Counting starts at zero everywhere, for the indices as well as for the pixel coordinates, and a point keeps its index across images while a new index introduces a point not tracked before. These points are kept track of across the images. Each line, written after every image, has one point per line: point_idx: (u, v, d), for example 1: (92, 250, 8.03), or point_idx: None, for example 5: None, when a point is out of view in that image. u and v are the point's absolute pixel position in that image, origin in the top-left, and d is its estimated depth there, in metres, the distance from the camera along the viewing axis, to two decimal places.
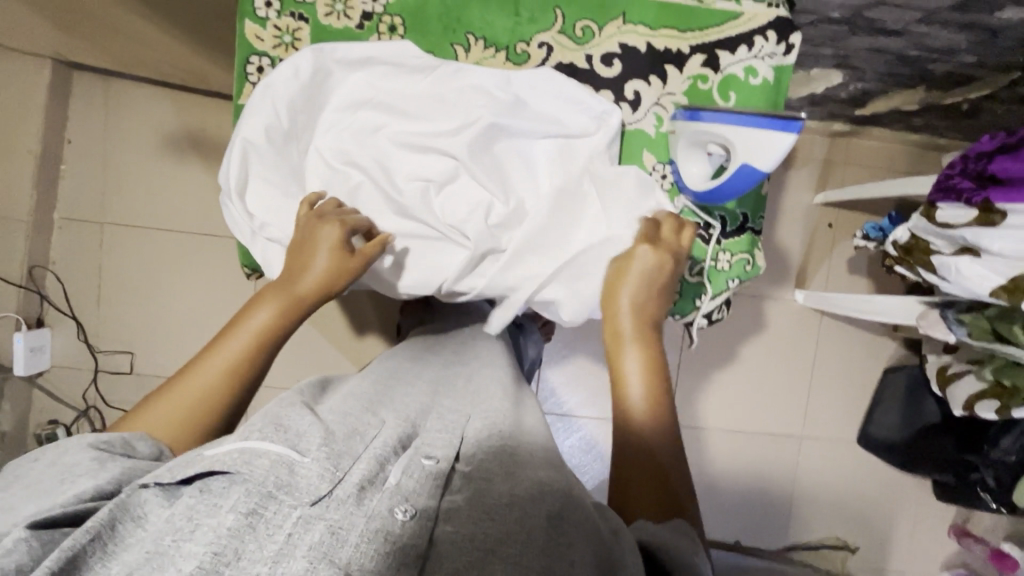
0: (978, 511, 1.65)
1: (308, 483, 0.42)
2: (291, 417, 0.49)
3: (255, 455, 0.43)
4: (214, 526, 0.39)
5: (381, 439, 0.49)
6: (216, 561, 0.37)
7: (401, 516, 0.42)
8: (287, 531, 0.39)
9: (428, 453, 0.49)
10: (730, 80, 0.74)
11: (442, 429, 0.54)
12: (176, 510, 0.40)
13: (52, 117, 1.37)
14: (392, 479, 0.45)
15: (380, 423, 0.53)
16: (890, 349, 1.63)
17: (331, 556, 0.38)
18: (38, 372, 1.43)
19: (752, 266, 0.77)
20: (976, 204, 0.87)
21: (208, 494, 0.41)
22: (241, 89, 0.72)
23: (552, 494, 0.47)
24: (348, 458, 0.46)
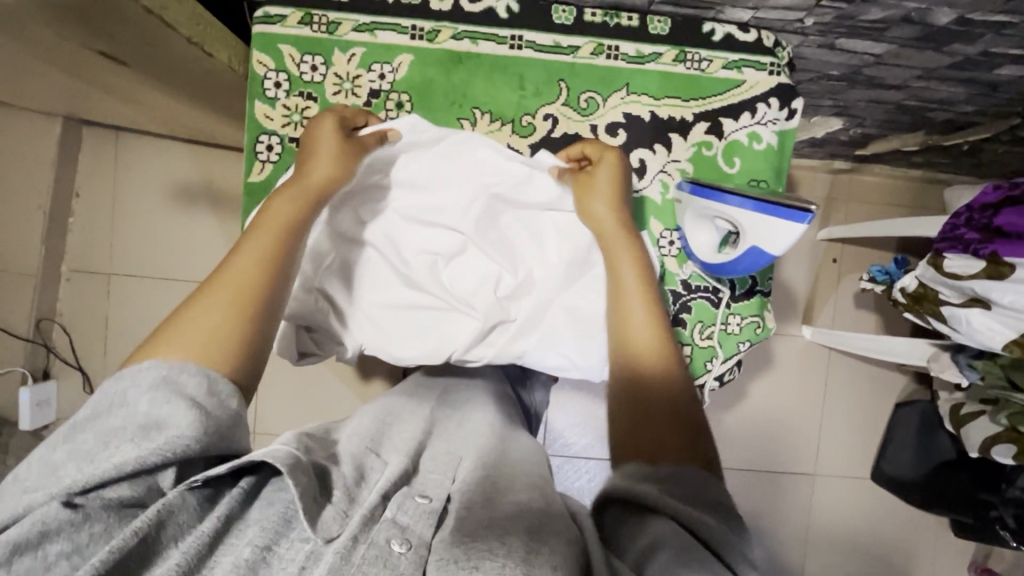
0: (998, 547, 1.61)
1: (319, 520, 0.44)
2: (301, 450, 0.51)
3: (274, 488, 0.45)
4: (233, 558, 0.40)
5: (386, 477, 0.51)
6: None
7: (398, 548, 0.43)
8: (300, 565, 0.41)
9: (422, 492, 0.49)
10: (735, 145, 0.74)
11: (440, 469, 0.54)
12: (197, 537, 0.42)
13: (60, 173, 1.39)
14: (388, 514, 0.46)
15: (383, 463, 0.55)
16: (899, 383, 1.62)
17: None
18: (44, 425, 1.43)
19: (763, 328, 0.77)
20: (984, 256, 0.86)
21: (231, 526, 0.43)
22: (249, 166, 0.71)
23: (535, 514, 0.47)
24: (354, 502, 0.47)
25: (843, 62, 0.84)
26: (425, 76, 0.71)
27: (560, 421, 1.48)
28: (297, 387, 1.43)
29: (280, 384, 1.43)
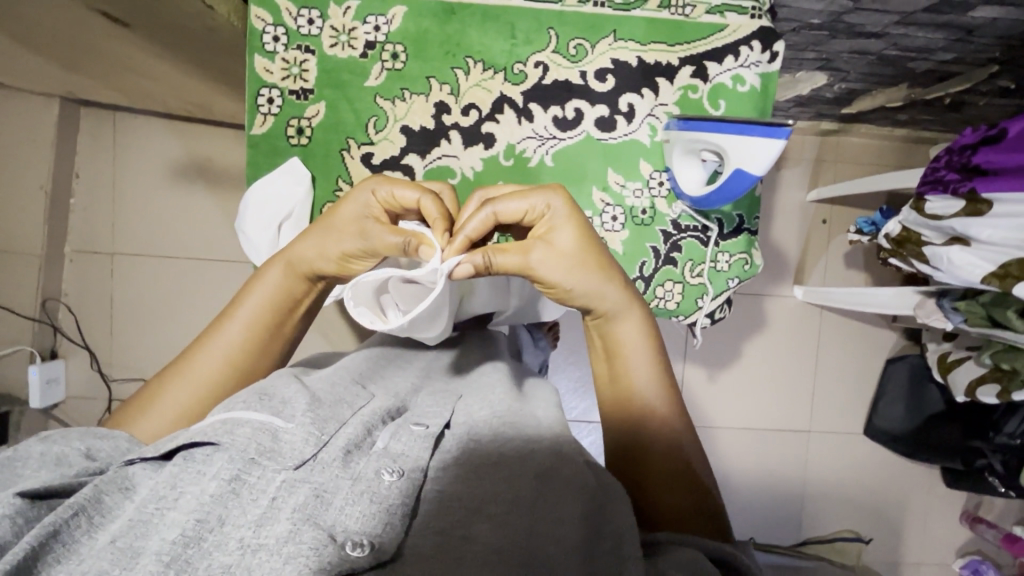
0: (988, 497, 1.66)
1: (292, 448, 0.46)
2: (278, 387, 0.54)
3: (237, 425, 0.46)
4: (198, 494, 0.41)
5: (369, 408, 0.54)
6: (200, 527, 0.38)
7: (387, 476, 0.46)
8: (270, 494, 0.42)
9: (417, 421, 0.54)
10: (719, 89, 0.77)
11: (436, 404, 0.59)
12: (158, 479, 0.42)
13: (61, 154, 1.40)
14: (379, 443, 0.50)
15: (369, 396, 0.58)
16: (891, 340, 1.65)
17: (315, 518, 0.41)
18: (54, 403, 1.46)
19: (750, 265, 0.80)
20: (963, 195, 0.90)
21: (192, 462, 0.43)
22: (251, 119, 0.74)
23: (541, 452, 0.52)
24: (333, 423, 0.50)
25: (823, 9, 0.87)
26: (419, 27, 0.73)
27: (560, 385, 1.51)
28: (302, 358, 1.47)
29: None
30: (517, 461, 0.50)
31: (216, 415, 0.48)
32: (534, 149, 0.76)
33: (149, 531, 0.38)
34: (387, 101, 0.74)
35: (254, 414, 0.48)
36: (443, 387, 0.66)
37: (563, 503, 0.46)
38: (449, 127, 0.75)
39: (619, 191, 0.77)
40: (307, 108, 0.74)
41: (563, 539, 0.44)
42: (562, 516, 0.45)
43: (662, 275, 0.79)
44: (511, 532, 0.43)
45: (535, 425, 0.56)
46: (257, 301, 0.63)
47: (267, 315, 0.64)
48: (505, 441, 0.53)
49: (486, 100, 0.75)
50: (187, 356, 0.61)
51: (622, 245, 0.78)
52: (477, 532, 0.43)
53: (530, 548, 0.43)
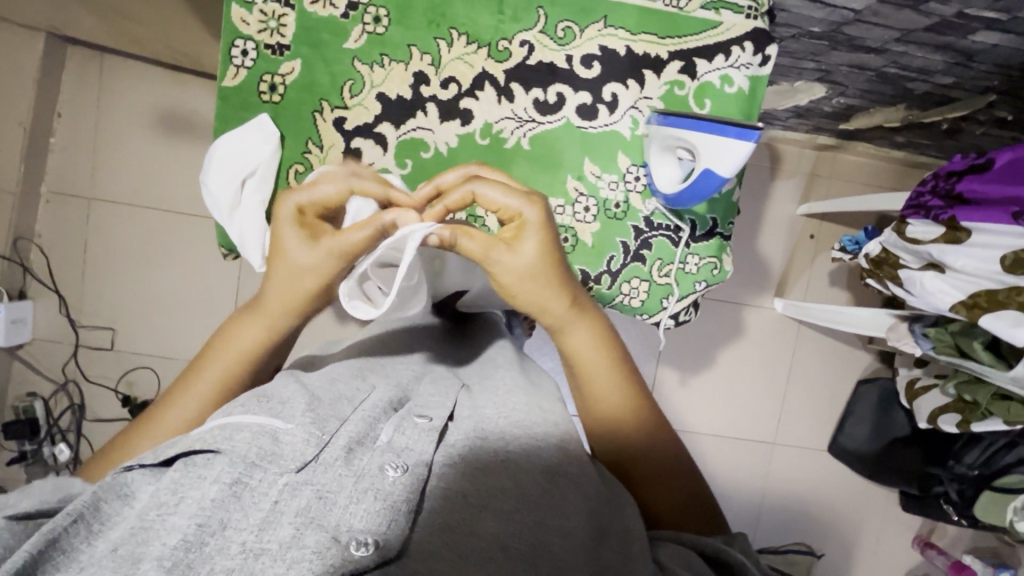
0: (941, 524, 1.68)
1: (293, 449, 0.46)
2: (276, 389, 0.55)
3: (237, 430, 0.47)
4: (199, 498, 0.41)
5: (372, 402, 0.55)
6: (202, 532, 0.39)
7: (391, 472, 0.47)
8: (271, 499, 0.42)
9: (421, 413, 0.55)
10: (706, 87, 0.75)
11: (438, 393, 0.61)
12: (161, 485, 0.43)
13: (44, 91, 1.36)
14: (383, 437, 0.51)
15: (370, 387, 0.60)
16: (864, 361, 1.66)
17: (319, 520, 0.42)
18: (19, 343, 1.43)
19: (719, 270, 0.79)
20: (943, 221, 0.89)
21: (192, 467, 0.44)
22: (223, 71, 0.71)
23: (548, 447, 0.55)
24: (334, 421, 0.51)
25: (823, 18, 0.85)
26: None
27: None
28: None
29: None
30: (523, 459, 0.52)
31: (216, 419, 0.48)
32: (511, 131, 0.74)
33: (151, 538, 0.39)
34: (365, 65, 0.72)
35: (254, 417, 0.48)
36: (444, 373, 0.68)
37: (569, 506, 0.50)
38: (426, 99, 0.73)
39: (594, 182, 0.76)
40: (282, 65, 0.72)
41: (570, 535, 0.48)
42: (569, 510, 0.50)
43: (629, 271, 0.78)
44: (515, 529, 0.47)
45: (542, 421, 0.58)
46: (234, 348, 0.63)
47: (245, 358, 0.63)
48: (512, 438, 0.54)
49: (466, 75, 0.73)
50: (162, 403, 0.61)
51: (592, 237, 0.77)
52: (482, 528, 0.46)
53: (538, 541, 0.47)
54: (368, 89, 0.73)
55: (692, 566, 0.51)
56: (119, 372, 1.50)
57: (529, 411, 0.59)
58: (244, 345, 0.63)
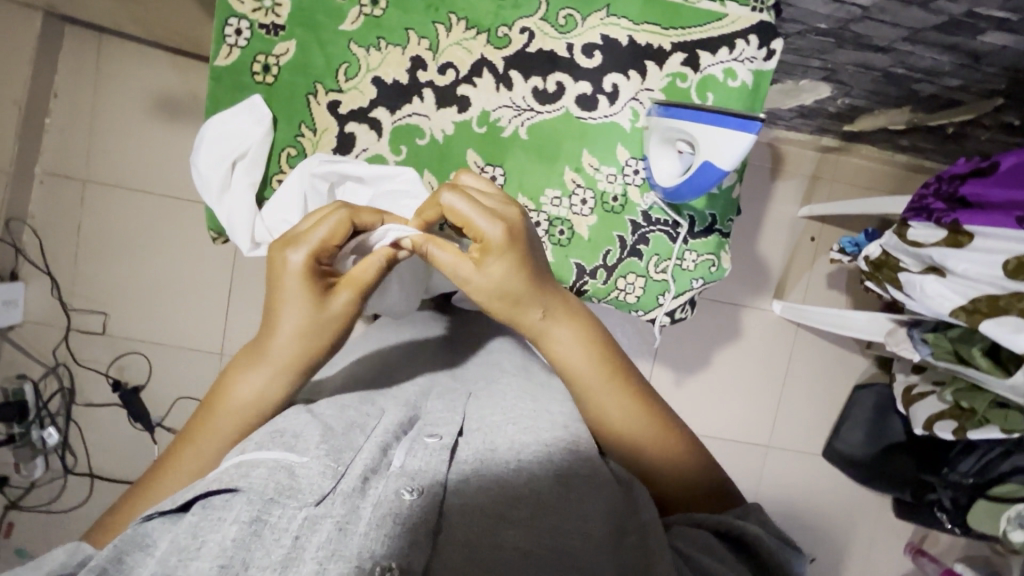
0: (934, 531, 1.67)
1: (309, 483, 0.48)
2: (288, 420, 0.57)
3: (252, 465, 0.49)
4: (219, 541, 0.43)
5: (383, 428, 0.57)
6: (225, 574, 0.41)
7: (407, 496, 0.50)
8: (292, 533, 0.45)
9: (431, 432, 0.58)
10: (709, 80, 0.74)
11: (446, 408, 0.64)
12: (180, 530, 0.45)
13: (39, 70, 1.35)
14: (397, 461, 0.54)
15: (380, 411, 0.62)
16: (861, 366, 1.64)
17: (341, 551, 0.45)
18: (9, 325, 1.42)
19: (717, 267, 0.78)
20: (945, 225, 0.88)
21: (211, 509, 0.46)
22: (216, 50, 0.70)
23: (561, 454, 0.57)
24: (347, 451, 0.53)
25: (830, 14, 0.84)
26: None
27: None
28: None
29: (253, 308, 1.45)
30: (536, 466, 0.56)
31: (234, 458, 0.51)
32: (509, 119, 0.73)
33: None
34: (362, 49, 0.71)
35: (269, 452, 0.50)
36: (447, 387, 0.70)
37: (587, 511, 0.54)
38: (423, 85, 0.72)
39: (592, 174, 0.74)
40: (276, 45, 0.70)
41: (590, 535, 0.53)
42: (586, 514, 0.54)
43: (625, 266, 0.77)
44: (538, 536, 0.51)
45: (552, 424, 0.61)
46: (234, 408, 0.59)
47: (249, 417, 0.60)
48: (525, 448, 0.57)
49: (464, 61, 0.71)
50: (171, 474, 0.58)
51: (588, 231, 0.75)
52: (503, 538, 0.51)
53: (557, 542, 0.51)
54: (364, 72, 0.71)
55: (708, 548, 0.56)
56: (110, 357, 1.48)
57: (535, 420, 0.61)
58: (246, 404, 0.60)
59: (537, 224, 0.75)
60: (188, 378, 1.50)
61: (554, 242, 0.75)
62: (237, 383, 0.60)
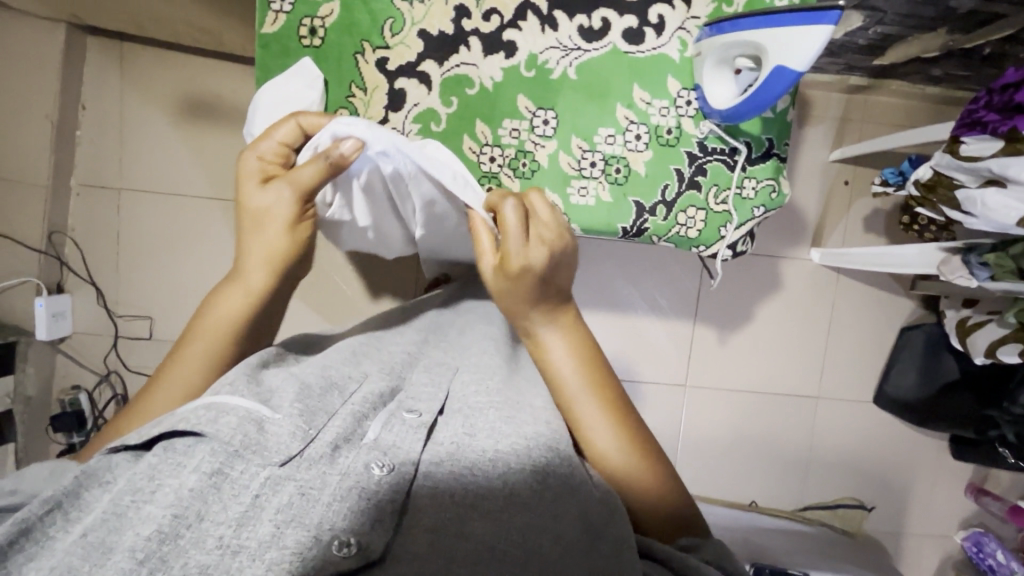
0: (996, 470, 1.64)
1: (277, 443, 0.53)
2: (263, 374, 0.62)
3: (222, 413, 0.53)
4: (178, 487, 0.48)
5: (361, 396, 0.62)
6: (177, 523, 0.46)
7: (376, 471, 0.53)
8: (254, 491, 0.49)
9: (412, 408, 0.62)
10: (756, 2, 0.73)
11: (429, 384, 0.68)
12: (138, 470, 0.49)
13: (67, 81, 1.36)
14: (370, 435, 0.58)
15: (362, 377, 0.66)
16: (908, 308, 1.61)
17: (299, 518, 0.48)
18: (61, 336, 1.45)
19: (777, 194, 0.80)
20: (1003, 134, 0.86)
21: (173, 453, 0.51)
22: (263, 17, 0.76)
23: (537, 450, 0.58)
24: (320, 416, 0.58)
25: None
26: None
27: None
28: (307, 300, 1.47)
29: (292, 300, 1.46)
30: (512, 458, 0.57)
31: (201, 400, 0.55)
32: (557, 61, 0.77)
33: (126, 523, 0.46)
34: (405, 3, 0.76)
35: (241, 401, 0.55)
36: (437, 360, 0.74)
37: (564, 512, 0.54)
38: (469, 33, 0.77)
39: (645, 109, 0.78)
40: (321, 7, 0.76)
41: (561, 536, 0.52)
42: (559, 514, 0.54)
43: (686, 200, 0.80)
44: (505, 533, 0.51)
45: (530, 417, 0.63)
46: (214, 323, 0.68)
47: (231, 324, 0.68)
48: (504, 436, 0.59)
49: (508, 6, 0.76)
50: (165, 367, 0.67)
51: (644, 166, 0.79)
52: (470, 529, 0.51)
53: (527, 541, 0.51)
54: (411, 25, 0.77)
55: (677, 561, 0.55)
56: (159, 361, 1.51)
57: (514, 410, 0.63)
58: (222, 318, 0.68)
59: (592, 163, 0.80)
60: None
61: (612, 181, 0.80)
62: (221, 296, 0.68)
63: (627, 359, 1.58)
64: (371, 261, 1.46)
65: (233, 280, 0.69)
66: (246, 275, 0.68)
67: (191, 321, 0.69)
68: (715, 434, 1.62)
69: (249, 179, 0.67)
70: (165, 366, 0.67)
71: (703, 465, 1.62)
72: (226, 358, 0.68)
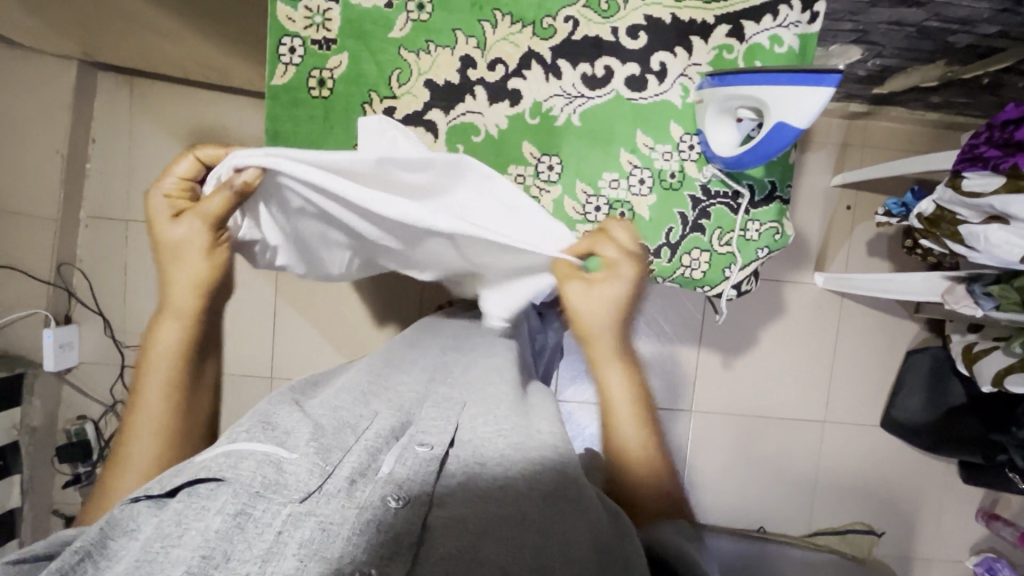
0: (1006, 494, 1.62)
1: (296, 481, 0.51)
2: (279, 416, 0.60)
3: (241, 457, 0.52)
4: (203, 530, 0.45)
5: (374, 432, 0.61)
6: (205, 564, 0.43)
7: (392, 505, 0.52)
8: (276, 529, 0.47)
9: (423, 441, 0.60)
10: (756, 50, 0.74)
11: (439, 418, 0.66)
12: (164, 516, 0.47)
13: (78, 116, 1.39)
14: (384, 470, 0.57)
15: (373, 415, 0.66)
16: (912, 331, 1.61)
17: (322, 552, 0.46)
18: (68, 367, 1.45)
19: (781, 235, 0.80)
20: (1003, 171, 0.87)
21: (196, 498, 0.48)
22: (273, 69, 0.78)
23: (547, 475, 0.58)
24: (335, 453, 0.56)
25: None
26: None
27: (571, 367, 1.56)
28: (314, 327, 1.48)
29: (298, 328, 1.48)
30: (520, 484, 0.56)
31: (220, 446, 0.54)
32: (561, 108, 0.79)
33: (154, 569, 0.43)
34: (412, 53, 0.78)
35: (259, 445, 0.53)
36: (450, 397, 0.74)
37: (573, 529, 0.53)
38: (475, 82, 0.79)
39: (648, 154, 0.79)
40: (329, 59, 0.78)
41: (573, 560, 0.50)
42: (571, 538, 0.52)
43: (690, 242, 0.81)
44: (518, 557, 0.49)
45: (540, 445, 0.62)
46: (160, 354, 0.64)
47: (179, 347, 0.65)
48: (510, 464, 0.58)
49: (512, 55, 0.77)
50: (126, 419, 0.63)
51: (648, 211, 0.81)
52: (485, 556, 0.49)
53: (545, 568, 0.49)
54: (419, 74, 0.78)
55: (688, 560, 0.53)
56: None
57: (522, 435, 0.63)
58: (169, 347, 0.64)
59: (597, 208, 0.81)
60: (241, 404, 1.50)
61: None
62: (157, 328, 0.65)
63: None
64: (377, 290, 1.47)
65: (174, 321, 0.65)
66: (174, 299, 0.64)
67: (137, 358, 0.65)
68: (721, 460, 1.61)
69: (160, 219, 0.64)
70: (128, 411, 0.63)
71: (711, 491, 1.61)
72: (184, 382, 0.65)
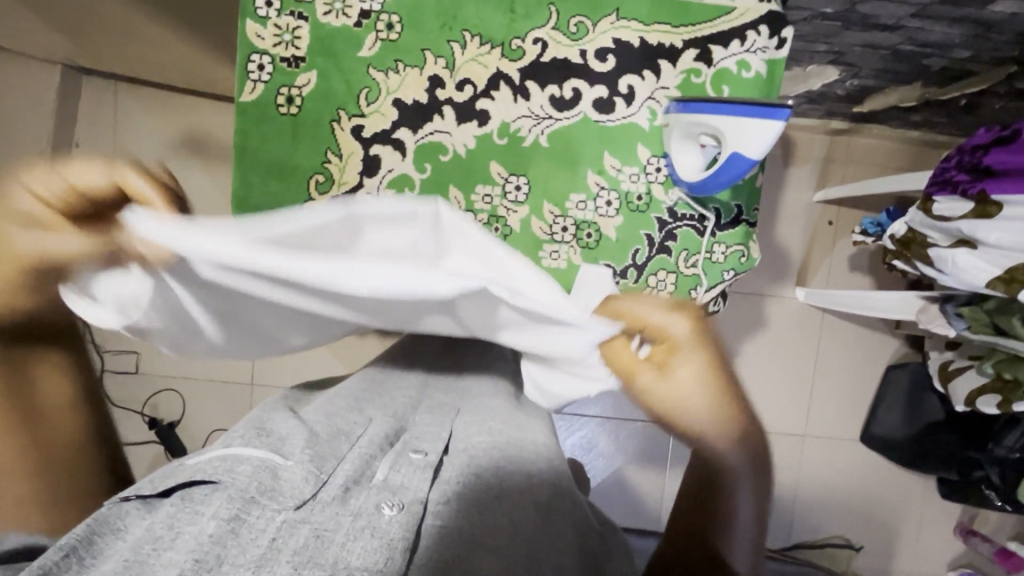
0: (985, 510, 1.63)
1: (290, 488, 0.44)
2: (273, 422, 0.54)
3: (237, 461, 0.45)
4: (195, 534, 0.38)
5: (368, 437, 0.54)
6: (198, 568, 0.35)
7: (390, 510, 0.45)
8: (271, 535, 0.39)
9: (417, 448, 0.55)
10: (724, 73, 0.76)
11: (433, 424, 0.61)
12: (155, 520, 0.40)
13: (61, 119, 1.39)
14: (380, 474, 0.50)
15: (366, 421, 0.59)
16: (892, 347, 1.62)
17: (318, 559, 0.38)
18: None
19: (747, 257, 0.81)
20: (973, 196, 0.87)
21: (190, 501, 0.41)
22: (241, 86, 0.78)
23: (540, 487, 0.54)
24: (331, 458, 0.49)
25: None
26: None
27: None
28: None
29: None
30: (519, 493, 0.52)
31: (214, 450, 0.47)
32: (529, 129, 0.79)
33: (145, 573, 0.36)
34: (380, 73, 0.78)
35: (254, 450, 0.46)
36: None
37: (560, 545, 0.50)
38: (443, 102, 0.79)
39: (615, 176, 0.80)
40: (298, 77, 0.78)
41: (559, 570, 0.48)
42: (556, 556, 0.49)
43: (656, 263, 0.81)
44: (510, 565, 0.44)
45: (531, 453, 0.58)
46: None
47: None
48: (511, 472, 0.53)
49: (481, 76, 0.78)
50: None
51: (615, 232, 0.81)
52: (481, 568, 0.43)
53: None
54: (387, 93, 0.79)
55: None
56: (146, 396, 1.47)
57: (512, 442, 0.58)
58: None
59: (564, 228, 0.81)
60: (224, 409, 1.49)
61: (583, 245, 0.82)
62: None
63: (610, 400, 1.56)
64: None
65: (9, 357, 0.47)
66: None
67: None
68: None
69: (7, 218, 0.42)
70: None
71: None
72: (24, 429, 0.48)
